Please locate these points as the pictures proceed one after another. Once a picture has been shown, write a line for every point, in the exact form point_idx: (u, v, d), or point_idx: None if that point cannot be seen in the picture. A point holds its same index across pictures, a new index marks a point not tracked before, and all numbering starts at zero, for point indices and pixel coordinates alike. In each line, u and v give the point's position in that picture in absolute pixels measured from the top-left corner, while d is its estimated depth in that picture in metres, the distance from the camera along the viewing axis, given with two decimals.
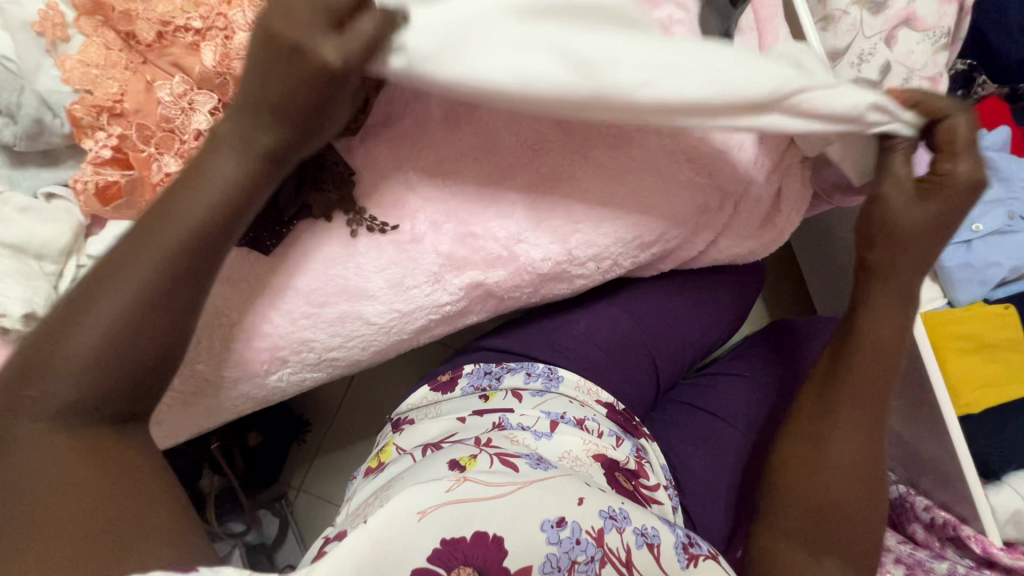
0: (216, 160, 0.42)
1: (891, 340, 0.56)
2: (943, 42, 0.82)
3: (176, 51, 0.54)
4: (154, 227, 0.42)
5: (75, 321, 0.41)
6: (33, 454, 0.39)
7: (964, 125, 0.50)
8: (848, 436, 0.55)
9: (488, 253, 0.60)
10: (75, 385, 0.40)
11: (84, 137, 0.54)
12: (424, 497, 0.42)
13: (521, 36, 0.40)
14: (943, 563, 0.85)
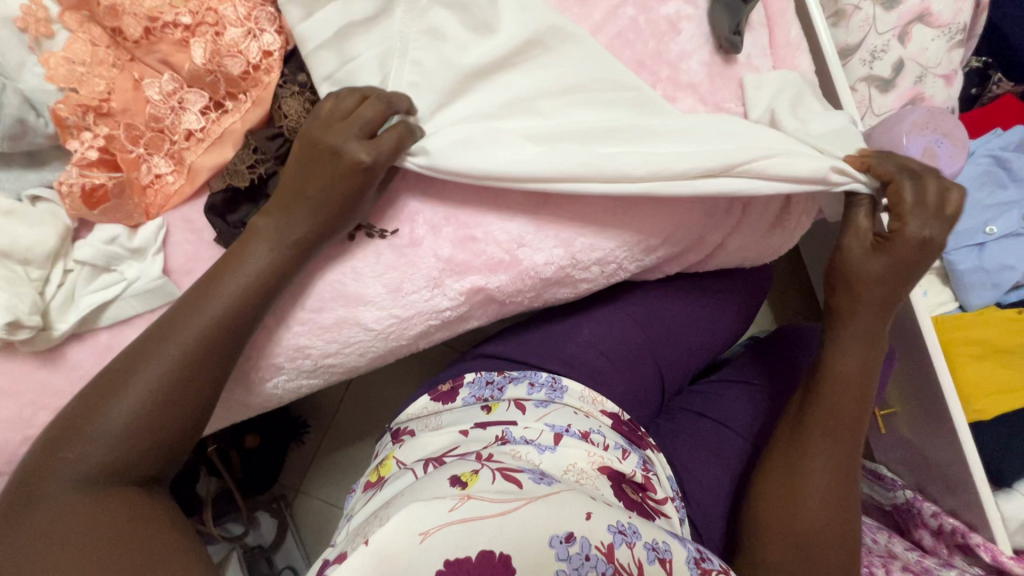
0: (253, 249, 0.51)
1: (857, 382, 0.57)
2: (958, 39, 0.80)
3: (165, 48, 0.52)
4: (190, 304, 0.50)
5: (110, 393, 0.47)
6: (62, 512, 0.43)
7: (912, 186, 0.53)
8: (821, 467, 0.56)
9: (489, 257, 0.57)
10: (107, 448, 0.46)
11: (69, 138, 0.51)
12: (427, 515, 0.40)
13: (519, 139, 0.53)
14: (951, 571, 0.83)
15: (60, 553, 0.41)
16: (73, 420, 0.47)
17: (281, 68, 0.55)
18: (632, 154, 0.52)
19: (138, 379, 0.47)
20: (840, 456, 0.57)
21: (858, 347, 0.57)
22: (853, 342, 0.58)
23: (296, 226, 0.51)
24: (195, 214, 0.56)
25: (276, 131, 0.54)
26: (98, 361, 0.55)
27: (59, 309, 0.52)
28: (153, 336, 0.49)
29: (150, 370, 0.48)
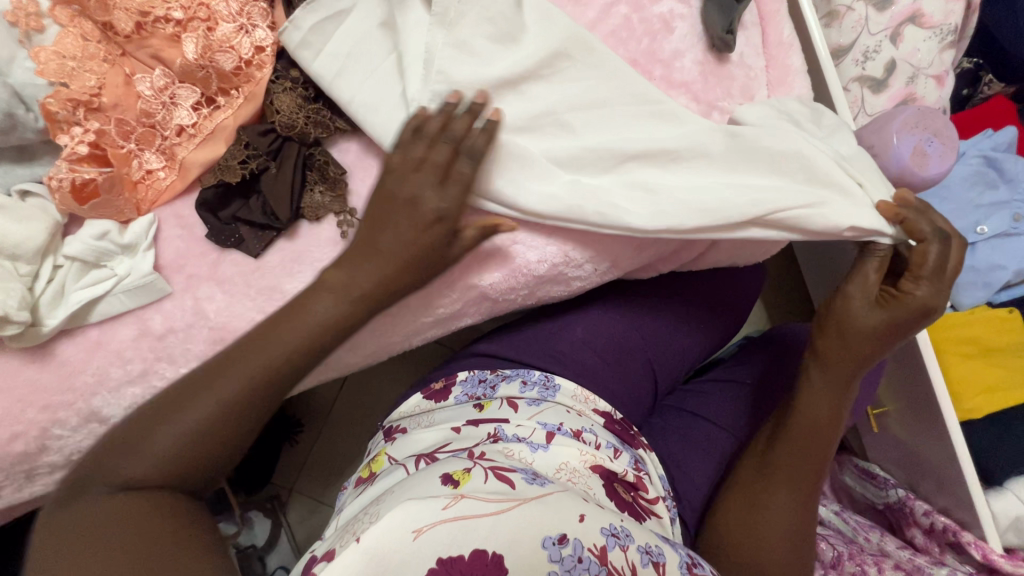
0: (316, 300, 0.50)
1: (822, 425, 0.59)
2: (949, 40, 0.81)
3: (157, 43, 0.52)
4: (254, 344, 0.49)
5: (171, 414, 0.47)
6: (101, 512, 0.43)
7: (935, 254, 0.54)
8: (783, 501, 0.58)
9: (482, 254, 0.58)
10: (159, 463, 0.46)
11: (59, 133, 0.51)
12: (420, 514, 0.40)
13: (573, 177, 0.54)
14: (943, 569, 0.84)
15: (86, 558, 0.40)
16: (130, 433, 0.47)
17: (274, 63, 0.55)
18: (656, 203, 0.53)
19: (192, 405, 0.47)
20: (805, 496, 0.58)
21: (825, 389, 0.59)
22: (821, 382, 0.59)
23: (370, 278, 0.50)
24: (186, 210, 0.56)
25: (268, 126, 0.55)
26: (88, 357, 0.54)
27: (48, 305, 0.52)
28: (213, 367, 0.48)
29: (205, 398, 0.47)
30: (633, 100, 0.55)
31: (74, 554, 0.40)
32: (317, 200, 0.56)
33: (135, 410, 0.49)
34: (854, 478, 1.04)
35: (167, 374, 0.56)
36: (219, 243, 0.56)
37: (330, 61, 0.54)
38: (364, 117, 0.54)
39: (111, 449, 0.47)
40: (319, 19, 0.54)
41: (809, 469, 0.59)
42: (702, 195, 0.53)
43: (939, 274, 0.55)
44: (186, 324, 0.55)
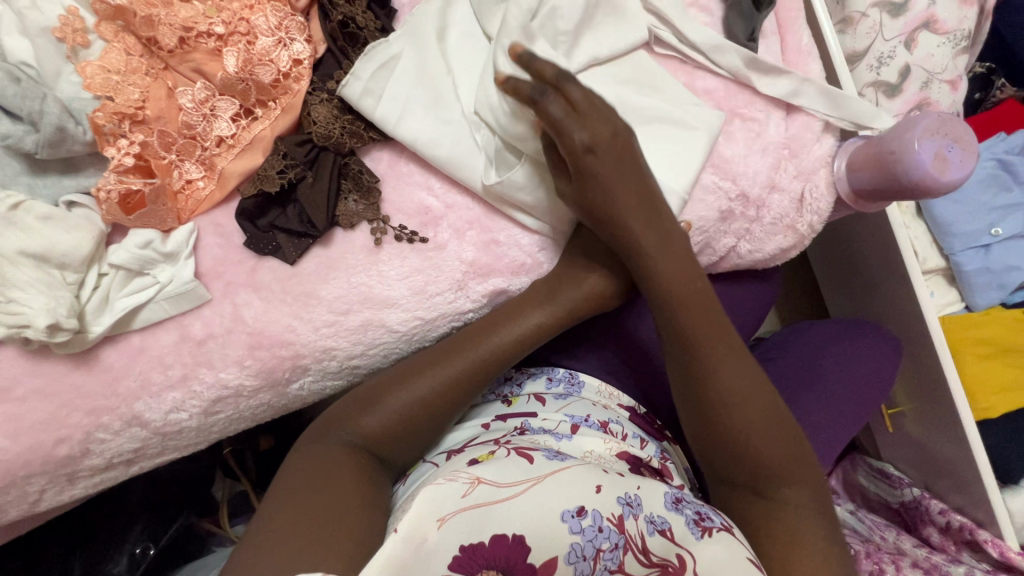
0: (529, 313, 0.59)
1: (683, 283, 0.55)
2: (963, 45, 0.82)
3: (199, 57, 0.53)
4: (472, 342, 0.58)
5: (398, 386, 0.57)
6: (324, 455, 0.52)
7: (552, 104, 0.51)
8: (723, 379, 0.53)
9: (512, 260, 0.61)
10: (381, 423, 0.55)
11: (106, 145, 0.52)
12: (442, 502, 0.42)
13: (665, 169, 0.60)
14: (960, 567, 0.85)
15: (303, 488, 0.48)
16: (367, 394, 0.57)
17: (310, 76, 0.56)
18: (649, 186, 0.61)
19: (414, 382, 0.56)
20: (739, 366, 0.54)
21: (663, 255, 0.55)
22: (659, 254, 0.55)
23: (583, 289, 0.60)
24: (224, 219, 0.57)
25: (306, 136, 0.56)
26: (130, 362, 0.56)
27: (93, 312, 0.53)
28: (432, 356, 0.58)
29: (425, 382, 0.56)
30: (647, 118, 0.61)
31: (289, 486, 0.49)
32: (350, 206, 0.58)
33: (374, 378, 0.59)
34: (869, 478, 1.08)
35: (206, 378, 0.57)
36: (257, 250, 0.57)
37: (378, 84, 0.56)
38: (402, 132, 0.57)
39: (350, 406, 0.57)
40: (374, 65, 0.57)
41: (705, 333, 0.55)
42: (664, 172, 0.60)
43: (579, 109, 0.52)
44: (225, 330, 0.57)
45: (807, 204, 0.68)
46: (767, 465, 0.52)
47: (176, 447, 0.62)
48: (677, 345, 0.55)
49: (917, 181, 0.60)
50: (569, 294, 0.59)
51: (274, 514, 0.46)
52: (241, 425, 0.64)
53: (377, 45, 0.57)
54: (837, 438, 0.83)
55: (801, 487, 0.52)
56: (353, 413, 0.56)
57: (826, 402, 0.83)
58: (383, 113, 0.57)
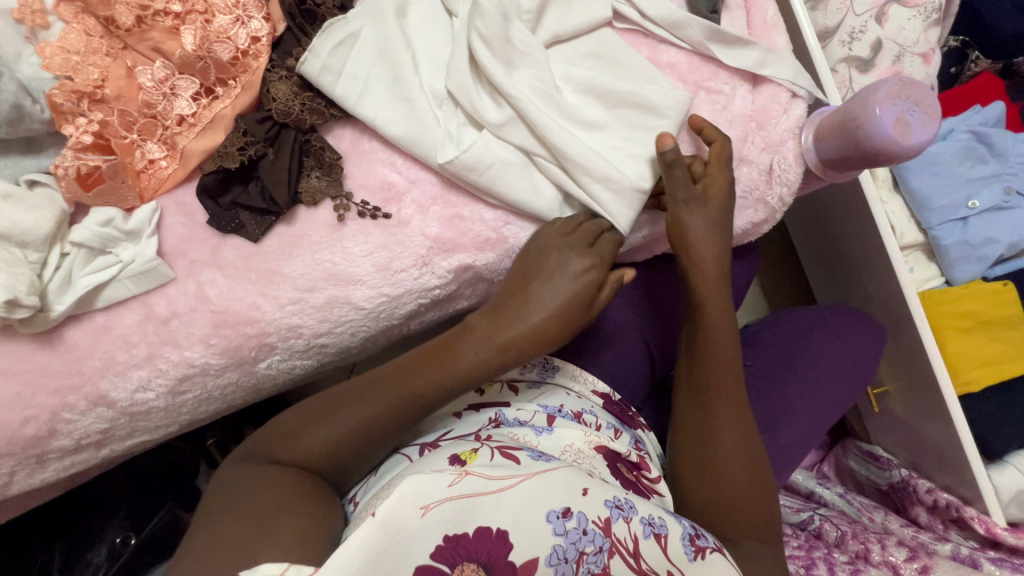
0: (467, 349, 0.53)
1: (719, 315, 0.60)
2: (935, 18, 0.82)
3: (156, 35, 0.54)
4: (410, 375, 0.52)
5: (329, 416, 0.51)
6: (256, 475, 0.48)
7: (725, 148, 0.60)
8: (728, 408, 0.59)
9: (477, 234, 0.61)
10: (310, 454, 0.50)
11: (64, 124, 0.53)
12: (427, 491, 0.41)
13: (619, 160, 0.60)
14: (946, 545, 0.84)
15: (233, 506, 0.45)
16: (292, 422, 0.52)
17: (269, 53, 0.57)
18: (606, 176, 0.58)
19: (340, 416, 0.51)
20: (746, 422, 0.59)
21: (718, 298, 0.61)
22: (710, 292, 0.61)
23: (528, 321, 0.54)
24: (187, 197, 0.58)
25: (265, 114, 0.56)
26: (95, 341, 0.56)
27: (56, 291, 0.53)
28: (359, 388, 0.53)
29: (354, 419, 0.51)
30: (608, 97, 0.61)
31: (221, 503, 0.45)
32: (314, 183, 0.58)
33: (309, 400, 0.54)
34: (859, 461, 1.07)
35: (171, 357, 0.57)
36: (220, 228, 0.57)
37: (337, 62, 0.57)
38: (362, 110, 0.57)
39: (282, 427, 0.52)
40: (330, 42, 0.57)
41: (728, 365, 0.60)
42: (620, 163, 0.59)
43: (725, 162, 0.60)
44: (189, 308, 0.57)
45: (775, 176, 0.67)
46: (733, 492, 0.57)
47: (145, 428, 0.63)
48: (705, 380, 0.60)
49: (880, 146, 0.59)
50: (509, 330, 0.54)
51: (214, 520, 0.44)
52: (211, 406, 0.64)
53: (334, 22, 0.58)
54: (822, 425, 0.81)
55: (755, 525, 0.57)
56: (282, 439, 0.51)
57: (812, 388, 0.81)
58: (342, 91, 0.57)
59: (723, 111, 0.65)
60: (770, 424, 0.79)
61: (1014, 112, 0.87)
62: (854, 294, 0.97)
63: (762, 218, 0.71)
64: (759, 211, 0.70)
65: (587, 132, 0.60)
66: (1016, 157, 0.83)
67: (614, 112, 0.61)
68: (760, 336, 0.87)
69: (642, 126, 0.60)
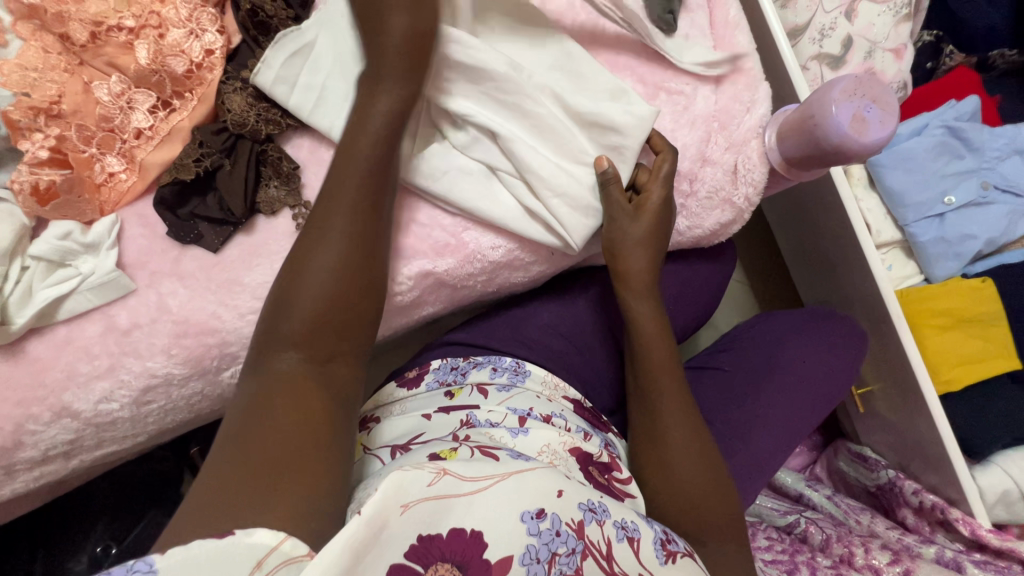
0: (380, 101, 0.53)
1: (650, 322, 0.64)
2: (905, 12, 0.82)
3: (111, 51, 0.55)
4: (345, 162, 0.52)
5: (307, 259, 0.49)
6: (262, 389, 0.43)
7: (669, 163, 0.61)
8: (673, 405, 0.61)
9: (435, 241, 0.61)
10: (306, 324, 0.47)
11: (21, 139, 0.53)
12: (408, 488, 0.38)
13: (572, 170, 0.61)
14: (930, 547, 0.82)
15: (240, 447, 0.39)
16: (277, 308, 0.48)
17: (224, 65, 0.57)
18: (559, 189, 0.60)
19: (317, 248, 0.49)
20: (690, 415, 0.61)
21: (644, 307, 0.64)
22: (640, 302, 0.64)
23: (384, 103, 0.53)
24: (147, 209, 0.58)
25: (221, 125, 0.57)
26: (57, 353, 0.57)
27: (17, 303, 0.54)
28: (300, 262, 0.49)
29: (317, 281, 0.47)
30: (572, 113, 0.61)
31: (221, 463, 0.38)
32: (273, 193, 0.59)
33: (273, 290, 0.50)
34: (848, 462, 1.05)
35: (133, 367, 0.58)
36: (179, 238, 0.58)
37: (292, 73, 0.58)
38: (317, 121, 0.58)
39: (267, 331, 0.47)
40: (286, 53, 0.57)
41: (665, 363, 0.63)
42: (574, 174, 0.61)
43: (665, 175, 0.62)
44: (150, 319, 0.58)
45: (740, 175, 0.67)
46: (693, 486, 0.57)
47: (113, 438, 0.63)
48: (648, 381, 0.63)
49: (836, 143, 0.59)
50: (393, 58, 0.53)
51: (223, 482, 0.36)
52: (177, 415, 0.65)
53: (289, 32, 0.58)
54: (803, 428, 0.80)
55: (721, 517, 0.56)
56: (273, 333, 0.47)
57: (792, 392, 0.80)
58: (296, 101, 0.58)
59: (683, 112, 0.65)
60: (740, 435, 0.76)
61: (990, 106, 0.86)
62: (833, 291, 0.96)
63: (731, 219, 0.71)
64: (727, 211, 0.69)
65: (551, 144, 0.61)
66: (990, 151, 0.82)
67: (579, 126, 0.61)
68: (738, 340, 0.87)
69: (600, 129, 0.61)
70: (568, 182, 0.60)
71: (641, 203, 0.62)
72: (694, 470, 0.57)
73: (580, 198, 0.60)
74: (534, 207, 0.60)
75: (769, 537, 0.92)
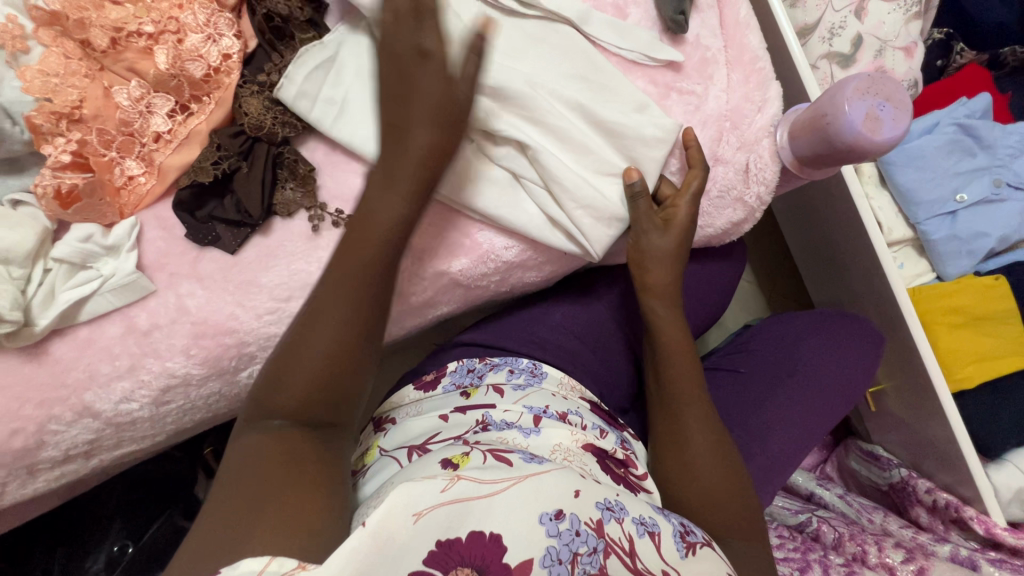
0: (392, 197, 0.52)
1: (672, 326, 0.65)
2: (915, 11, 0.82)
3: (131, 56, 0.56)
4: (349, 252, 0.51)
5: (304, 330, 0.50)
6: (254, 449, 0.46)
7: (699, 180, 0.63)
8: (695, 408, 0.61)
9: (450, 241, 0.62)
10: (300, 387, 0.49)
11: (44, 144, 0.54)
12: (419, 497, 0.39)
13: (597, 182, 0.61)
14: (945, 546, 0.82)
15: (235, 496, 0.42)
16: (273, 372, 0.50)
17: (241, 69, 0.58)
18: (584, 199, 0.59)
19: (314, 323, 0.50)
20: (710, 416, 0.61)
21: (668, 311, 0.65)
22: (663, 307, 0.65)
23: (394, 203, 0.52)
24: (166, 212, 0.59)
25: (238, 128, 0.58)
26: (79, 354, 0.57)
27: (40, 305, 0.55)
28: (302, 330, 0.50)
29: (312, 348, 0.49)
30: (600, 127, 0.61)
31: (217, 507, 0.41)
32: (289, 193, 0.59)
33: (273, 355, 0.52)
34: (859, 461, 1.04)
35: (153, 367, 0.59)
36: (197, 240, 0.58)
37: (311, 87, 0.58)
38: (338, 132, 0.58)
39: (261, 389, 0.50)
40: (306, 68, 0.58)
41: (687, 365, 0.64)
42: (600, 185, 0.61)
43: (693, 192, 0.63)
44: (169, 320, 0.58)
45: (752, 175, 0.67)
46: (714, 484, 0.57)
47: (132, 437, 0.64)
48: (669, 383, 0.63)
49: (850, 142, 0.58)
50: (404, 154, 0.51)
51: (216, 524, 0.40)
52: (195, 415, 0.65)
53: (309, 48, 0.59)
54: (818, 431, 0.79)
55: (741, 516, 0.57)
56: (265, 397, 0.50)
57: (806, 395, 0.80)
58: (316, 116, 0.58)
59: (695, 112, 0.65)
60: (757, 437, 0.75)
61: (1001, 103, 0.86)
62: (844, 291, 0.96)
63: (742, 218, 0.71)
64: (739, 209, 0.69)
65: (576, 156, 0.61)
66: (1003, 149, 0.82)
67: (601, 134, 0.61)
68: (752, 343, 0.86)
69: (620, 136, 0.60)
70: (596, 194, 0.60)
71: (666, 215, 0.64)
72: (715, 470, 0.58)
73: (605, 208, 0.60)
74: (558, 216, 0.61)
75: (781, 536, 0.92)
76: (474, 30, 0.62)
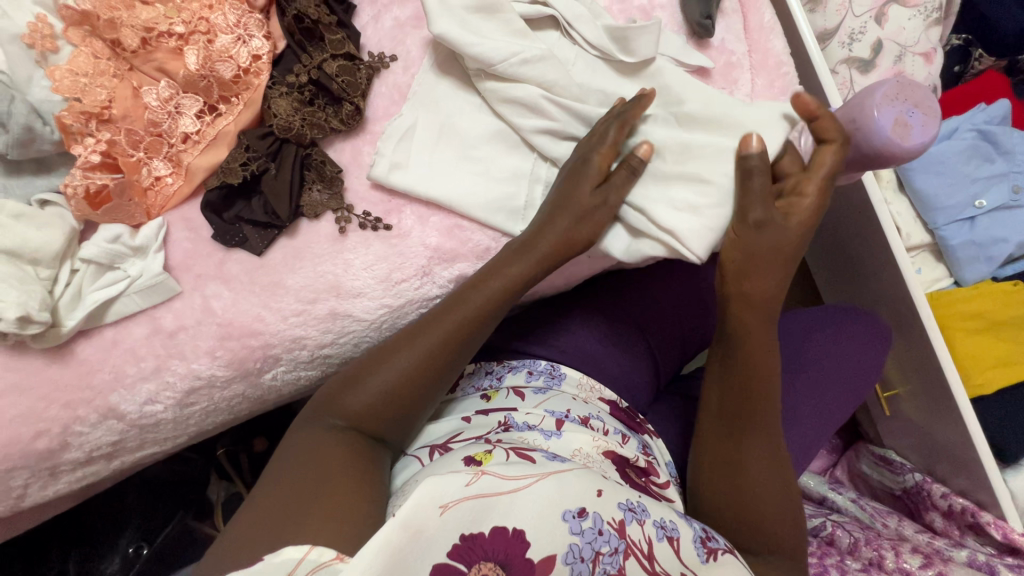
0: (510, 269, 0.56)
1: (756, 336, 0.58)
2: (935, 17, 0.82)
3: (161, 56, 0.56)
4: (449, 312, 0.56)
5: (389, 358, 0.54)
6: (314, 442, 0.49)
7: (834, 153, 0.55)
8: (760, 424, 0.57)
9: (476, 244, 0.61)
10: (371, 402, 0.52)
11: (73, 144, 0.54)
12: (446, 489, 0.38)
13: (691, 178, 0.57)
14: (961, 551, 0.81)
15: (290, 482, 0.44)
16: (347, 380, 0.54)
17: (270, 70, 0.58)
18: (669, 201, 0.57)
19: (398, 356, 0.54)
20: (772, 434, 0.58)
21: (759, 319, 0.58)
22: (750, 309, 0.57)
23: (515, 270, 0.57)
24: (192, 212, 0.59)
25: (267, 129, 0.58)
26: (105, 355, 0.57)
27: (67, 306, 0.55)
28: (383, 353, 0.55)
29: (394, 372, 0.53)
30: (672, 148, 0.59)
31: (272, 487, 0.44)
32: (316, 196, 0.59)
33: (348, 367, 0.56)
34: (872, 465, 1.04)
35: (179, 369, 0.58)
36: (224, 242, 0.58)
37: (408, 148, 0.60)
38: (435, 193, 0.59)
39: (333, 390, 0.54)
40: (394, 139, 0.60)
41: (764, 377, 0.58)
42: (696, 178, 0.57)
43: (828, 172, 0.55)
44: (196, 321, 0.58)
45: None
46: (758, 504, 0.55)
47: (153, 439, 0.63)
48: (743, 394, 0.58)
49: (878, 148, 0.58)
50: (540, 238, 0.57)
51: (269, 501, 0.42)
52: (217, 417, 0.65)
53: (393, 122, 0.60)
54: (828, 429, 0.79)
55: (784, 540, 0.55)
56: (336, 399, 0.53)
57: (814, 392, 0.79)
58: (413, 181, 0.59)
59: None
60: None
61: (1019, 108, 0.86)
62: (863, 296, 0.96)
63: None
64: None
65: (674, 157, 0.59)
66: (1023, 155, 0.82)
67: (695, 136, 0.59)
68: None
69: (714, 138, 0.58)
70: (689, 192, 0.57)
71: (787, 197, 0.56)
72: (766, 493, 0.55)
73: (698, 203, 0.57)
74: (643, 217, 0.58)
75: None
76: (574, 67, 0.62)
